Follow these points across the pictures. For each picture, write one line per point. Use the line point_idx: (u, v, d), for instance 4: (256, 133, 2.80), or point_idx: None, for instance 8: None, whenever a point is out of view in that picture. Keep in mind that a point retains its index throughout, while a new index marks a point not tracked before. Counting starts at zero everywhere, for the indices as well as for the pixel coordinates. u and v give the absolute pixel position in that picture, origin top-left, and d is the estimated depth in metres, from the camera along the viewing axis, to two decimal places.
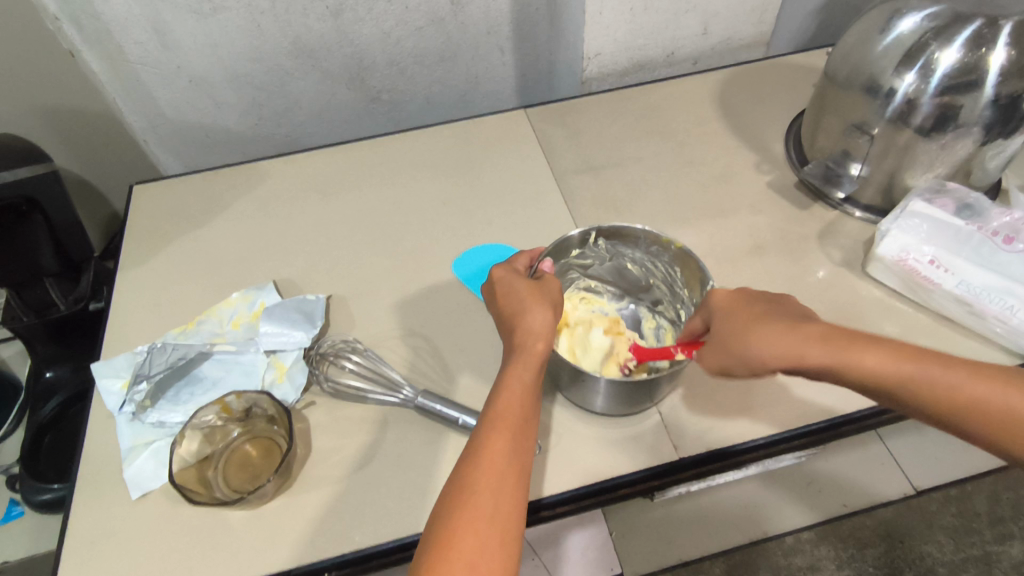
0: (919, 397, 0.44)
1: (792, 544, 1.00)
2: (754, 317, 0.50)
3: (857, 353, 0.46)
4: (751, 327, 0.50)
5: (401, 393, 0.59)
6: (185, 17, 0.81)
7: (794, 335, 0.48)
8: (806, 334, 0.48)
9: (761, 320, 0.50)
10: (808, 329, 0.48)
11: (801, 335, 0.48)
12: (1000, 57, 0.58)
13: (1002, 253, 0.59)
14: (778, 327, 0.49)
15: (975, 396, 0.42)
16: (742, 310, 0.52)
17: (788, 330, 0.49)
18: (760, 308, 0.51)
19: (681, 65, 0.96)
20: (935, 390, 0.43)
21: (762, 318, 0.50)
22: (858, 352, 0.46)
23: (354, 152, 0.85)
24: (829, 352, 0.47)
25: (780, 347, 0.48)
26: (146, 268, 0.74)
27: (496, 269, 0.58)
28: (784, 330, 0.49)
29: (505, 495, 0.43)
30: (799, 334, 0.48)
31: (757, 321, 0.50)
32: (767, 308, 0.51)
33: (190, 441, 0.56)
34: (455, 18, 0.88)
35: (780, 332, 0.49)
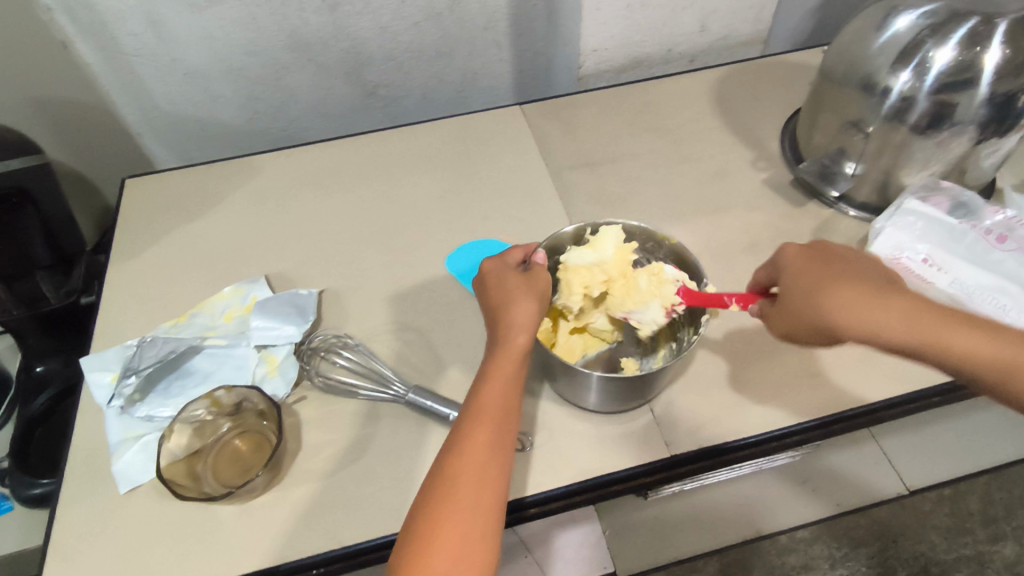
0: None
1: (786, 543, 1.03)
2: (835, 272, 0.48)
3: (960, 330, 0.44)
4: (838, 295, 0.46)
5: (393, 389, 0.59)
6: (180, 9, 0.80)
7: (894, 309, 0.45)
8: (905, 306, 0.45)
9: (846, 282, 0.47)
10: (904, 302, 0.46)
11: (901, 307, 0.45)
12: (995, 55, 0.57)
13: (996, 251, 0.61)
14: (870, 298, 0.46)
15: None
16: (827, 272, 0.48)
17: (885, 301, 0.46)
18: (845, 268, 0.48)
19: (678, 62, 0.96)
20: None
21: (848, 280, 0.47)
22: (963, 329, 0.44)
23: (350, 147, 0.85)
24: (932, 327, 0.44)
25: (873, 314, 0.45)
26: (138, 261, 0.74)
27: (486, 262, 0.57)
28: (879, 301, 0.46)
29: (485, 491, 0.43)
30: (897, 303, 0.46)
31: (849, 288, 0.47)
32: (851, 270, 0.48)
33: (179, 435, 0.56)
34: (453, 13, 0.88)
35: (875, 302, 0.46)
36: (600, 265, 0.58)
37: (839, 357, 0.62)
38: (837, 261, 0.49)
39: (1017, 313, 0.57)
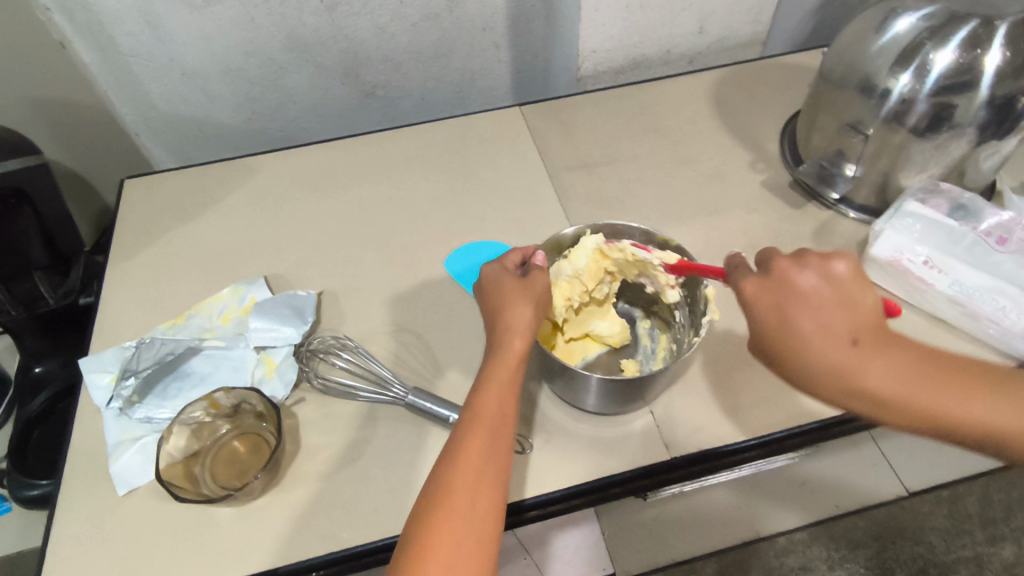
0: (1005, 449, 0.40)
1: (784, 545, 1.02)
2: (805, 326, 0.43)
3: (940, 397, 0.40)
4: (810, 362, 0.42)
5: (391, 391, 0.58)
6: (178, 9, 0.80)
7: (868, 380, 0.41)
8: (881, 375, 0.41)
9: (817, 346, 0.42)
10: (880, 368, 0.41)
11: (877, 378, 0.41)
12: (995, 57, 0.57)
13: (996, 253, 0.60)
14: (843, 366, 0.41)
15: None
16: (799, 330, 0.43)
17: (859, 372, 0.41)
18: (817, 322, 0.42)
19: (677, 63, 0.96)
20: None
21: (815, 335, 0.42)
22: (941, 396, 0.40)
23: (349, 148, 0.85)
24: (907, 398, 0.41)
25: (846, 385, 0.41)
26: (135, 263, 0.73)
27: (485, 266, 0.57)
28: (853, 371, 0.41)
29: (482, 496, 0.43)
30: (873, 372, 0.41)
31: (819, 354, 0.42)
32: (823, 325, 0.42)
33: (178, 437, 0.56)
34: (451, 14, 0.88)
35: (848, 370, 0.41)
36: (579, 279, 0.59)
37: None
38: (807, 311, 0.43)
39: (1016, 316, 0.58)
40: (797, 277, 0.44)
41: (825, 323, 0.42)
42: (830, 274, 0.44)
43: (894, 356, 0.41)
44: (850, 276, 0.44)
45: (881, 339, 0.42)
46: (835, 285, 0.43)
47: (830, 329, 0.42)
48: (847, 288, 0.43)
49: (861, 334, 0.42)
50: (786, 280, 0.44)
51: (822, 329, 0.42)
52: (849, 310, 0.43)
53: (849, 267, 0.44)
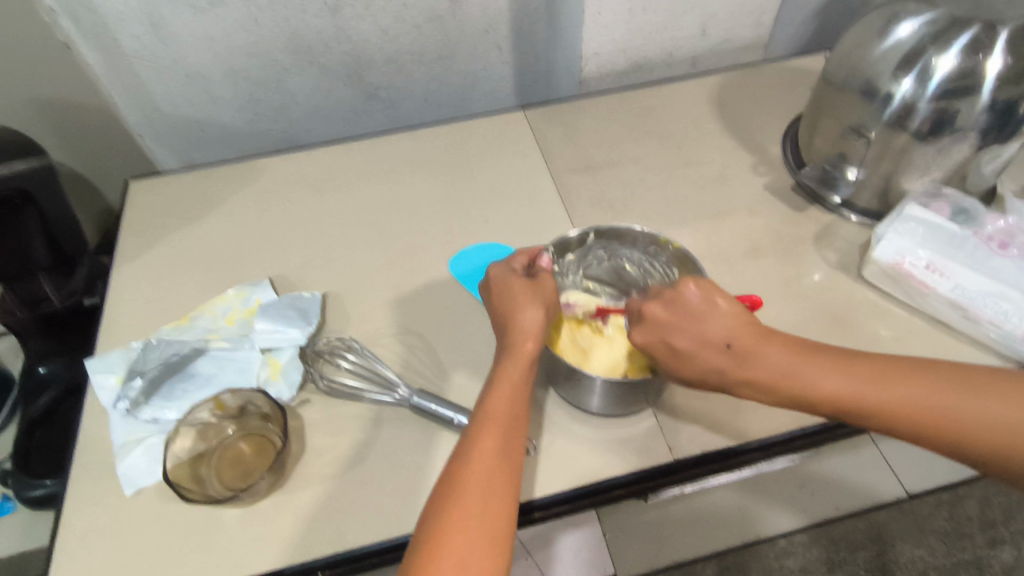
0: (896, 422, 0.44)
1: (784, 547, 1.03)
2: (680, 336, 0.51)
3: (815, 376, 0.46)
4: (697, 365, 0.50)
5: (396, 392, 0.59)
6: (182, 11, 0.80)
7: (747, 371, 0.49)
8: (761, 366, 0.48)
9: (699, 351, 0.50)
10: (757, 361, 0.48)
11: (756, 369, 0.48)
12: (997, 62, 0.58)
13: (997, 258, 0.61)
14: (724, 365, 0.49)
15: (942, 409, 0.43)
16: (682, 339, 0.51)
17: (736, 366, 0.49)
18: (694, 331, 0.50)
19: (679, 66, 0.96)
20: (909, 411, 0.44)
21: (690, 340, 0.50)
22: (814, 376, 0.46)
23: (352, 150, 0.85)
24: (785, 382, 0.47)
25: (730, 377, 0.50)
26: (141, 264, 0.74)
27: (493, 267, 0.58)
28: (732, 367, 0.49)
29: (494, 494, 0.43)
30: (748, 365, 0.49)
31: (704, 358, 0.50)
32: (701, 333, 0.50)
33: (184, 438, 0.56)
34: (454, 16, 0.88)
35: (729, 367, 0.49)
36: None
37: None
38: (686, 323, 0.51)
39: (1017, 320, 0.58)
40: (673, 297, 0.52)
41: (700, 333, 0.50)
42: (693, 293, 0.51)
43: (768, 349, 0.48)
44: (713, 290, 0.52)
45: (757, 336, 0.49)
46: (704, 299, 0.51)
47: (707, 336, 0.50)
48: (715, 300, 0.51)
49: (734, 336, 0.50)
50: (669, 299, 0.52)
51: (700, 336, 0.50)
52: (721, 318, 0.50)
53: (709, 285, 0.52)
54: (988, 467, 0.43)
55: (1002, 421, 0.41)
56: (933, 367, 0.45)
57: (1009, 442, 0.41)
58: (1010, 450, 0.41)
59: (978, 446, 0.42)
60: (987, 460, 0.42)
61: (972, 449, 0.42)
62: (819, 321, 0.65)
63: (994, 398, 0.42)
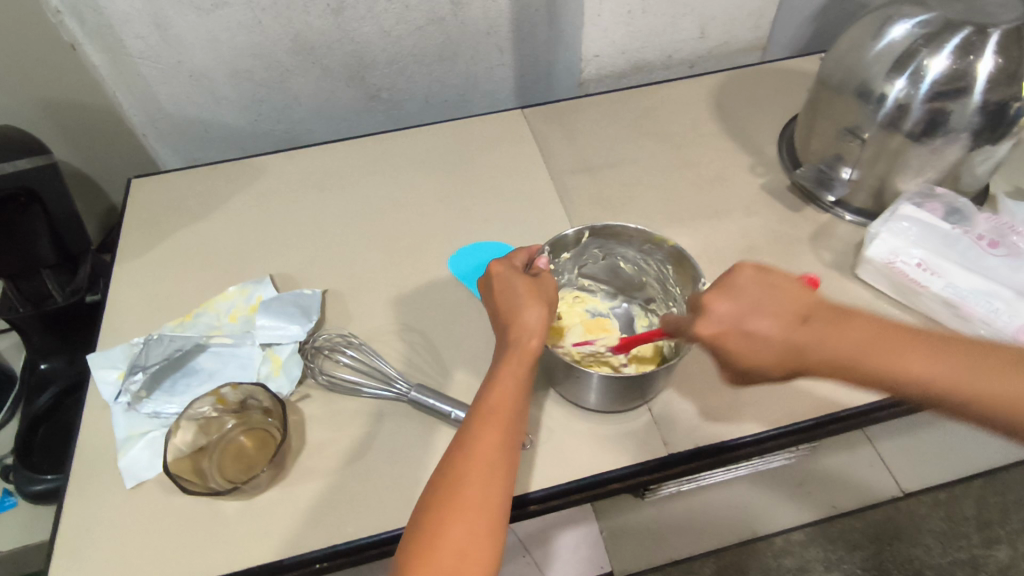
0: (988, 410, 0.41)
1: (781, 545, 1.02)
2: (750, 317, 0.47)
3: (902, 361, 0.43)
4: (767, 346, 0.46)
5: (396, 387, 0.60)
6: (186, 12, 0.81)
7: (824, 351, 0.45)
8: (840, 347, 0.45)
9: (768, 328, 0.46)
10: (833, 340, 0.45)
11: (834, 349, 0.45)
12: (988, 65, 0.59)
13: (989, 257, 0.62)
14: (798, 342, 0.46)
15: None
16: (748, 316, 0.47)
17: (812, 345, 0.45)
18: (761, 309, 0.47)
19: (677, 68, 0.99)
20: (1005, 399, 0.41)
21: (762, 322, 0.46)
22: (904, 360, 0.43)
23: (353, 149, 0.86)
24: (869, 363, 0.44)
25: (800, 356, 0.46)
26: (144, 261, 0.75)
27: (494, 264, 0.58)
28: (806, 345, 0.46)
29: (494, 488, 0.44)
30: (824, 345, 0.45)
31: (773, 336, 0.46)
32: (771, 309, 0.47)
33: (184, 432, 0.57)
34: (456, 18, 0.89)
35: (801, 345, 0.46)
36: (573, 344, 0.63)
37: None
38: (750, 300, 0.47)
39: (1009, 317, 0.58)
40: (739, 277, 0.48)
41: (771, 313, 0.46)
42: (755, 273, 0.48)
43: (847, 330, 0.45)
44: (775, 269, 0.49)
45: (831, 316, 0.46)
46: (765, 277, 0.48)
47: (778, 312, 0.46)
48: (778, 277, 0.48)
49: (810, 312, 0.46)
50: (734, 275, 0.49)
51: (773, 317, 0.46)
52: (787, 295, 0.47)
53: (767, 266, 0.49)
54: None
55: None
56: None
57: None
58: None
59: None
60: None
61: None
62: None
63: None
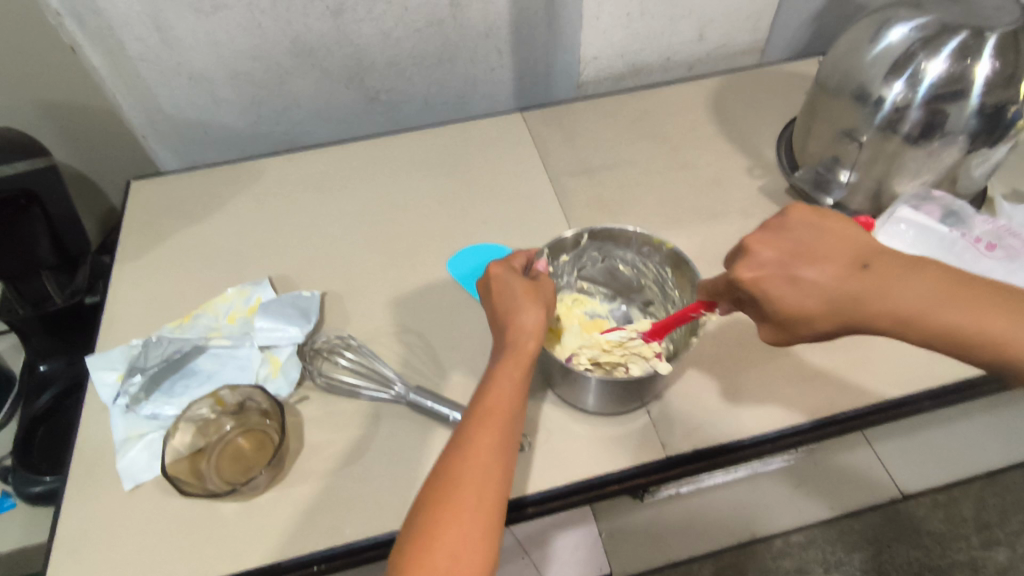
0: None
1: (780, 547, 1.04)
2: (801, 263, 0.46)
3: (962, 312, 0.43)
4: (817, 294, 0.46)
5: (393, 389, 0.60)
6: (186, 14, 0.81)
7: (877, 301, 0.45)
8: (898, 297, 0.44)
9: (822, 277, 0.45)
10: (886, 289, 0.45)
11: (891, 299, 0.44)
12: (984, 68, 0.59)
13: (985, 259, 0.63)
14: (851, 291, 0.45)
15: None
16: (804, 264, 0.46)
17: (863, 294, 0.45)
18: (817, 256, 0.46)
19: (676, 70, 0.99)
20: None
21: (813, 269, 0.46)
22: (961, 312, 0.43)
23: (352, 151, 0.86)
24: (924, 315, 0.44)
25: (854, 306, 0.45)
26: (143, 263, 0.75)
27: (492, 265, 0.58)
28: (864, 295, 0.45)
29: (490, 490, 0.44)
30: (880, 295, 0.45)
31: (830, 283, 0.45)
32: (824, 257, 0.46)
33: (183, 433, 0.57)
34: (455, 20, 0.89)
35: (856, 293, 0.45)
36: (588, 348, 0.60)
37: (830, 363, 0.63)
38: (804, 247, 0.47)
39: None
40: (793, 225, 0.48)
41: (824, 260, 0.46)
42: (809, 220, 0.48)
43: (902, 281, 0.45)
44: (832, 217, 0.48)
45: (887, 267, 0.46)
46: (820, 225, 0.47)
47: (831, 259, 0.46)
48: (834, 224, 0.48)
49: (859, 263, 0.46)
50: (786, 223, 0.48)
51: (826, 264, 0.46)
52: (842, 243, 0.47)
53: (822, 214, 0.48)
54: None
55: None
56: None
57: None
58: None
59: None
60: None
61: None
62: None
63: None
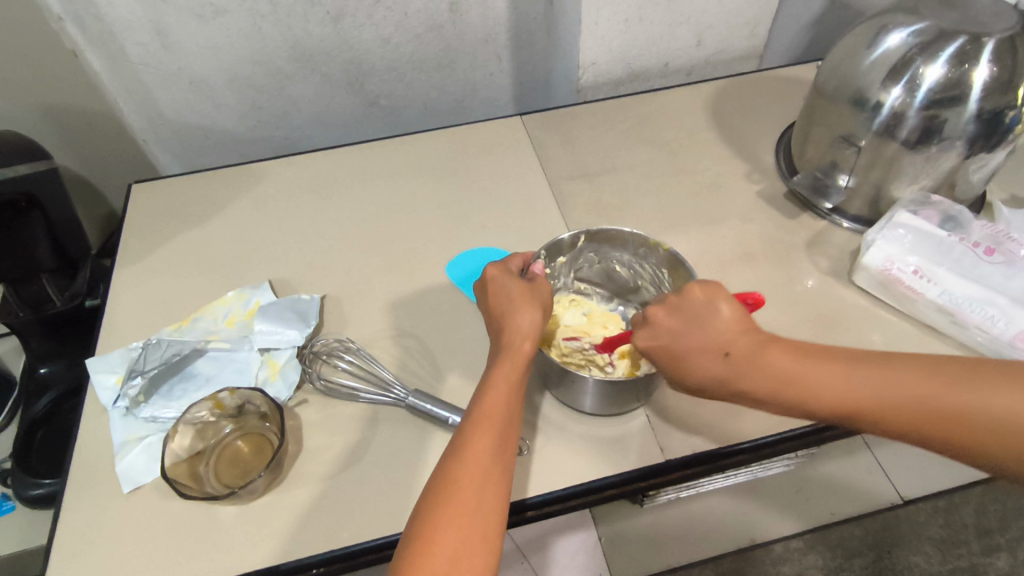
0: (911, 428, 0.43)
1: (780, 553, 1.01)
2: (681, 344, 0.50)
3: (824, 381, 0.45)
4: (697, 373, 0.49)
5: (393, 392, 0.60)
6: (187, 19, 0.82)
7: (748, 380, 0.48)
8: (764, 375, 0.47)
9: (698, 359, 0.49)
10: (754, 368, 0.48)
11: (759, 377, 0.47)
12: (982, 74, 0.59)
13: (983, 265, 0.61)
14: (723, 371, 0.48)
15: (956, 411, 0.41)
16: (686, 346, 0.50)
17: (735, 377, 0.48)
18: (697, 338, 0.49)
19: (675, 75, 0.98)
20: (924, 414, 0.42)
21: (690, 349, 0.49)
22: (823, 384, 0.45)
23: (351, 155, 0.86)
24: (791, 391, 0.46)
25: (730, 387, 0.49)
26: (143, 266, 0.75)
27: (490, 268, 0.58)
28: (737, 376, 0.48)
29: (488, 493, 0.44)
30: (749, 375, 0.48)
31: (703, 364, 0.49)
32: (700, 337, 0.49)
33: (182, 436, 0.57)
34: (454, 25, 0.90)
35: (729, 376, 0.48)
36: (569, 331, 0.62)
37: None
38: (690, 327, 0.50)
39: (1004, 325, 0.58)
40: (677, 304, 0.51)
41: (701, 340, 0.49)
42: (695, 298, 0.51)
43: (769, 357, 0.48)
44: (721, 296, 0.50)
45: (758, 345, 0.48)
46: (709, 303, 0.50)
47: (706, 340, 0.49)
48: (720, 304, 0.50)
49: (731, 344, 0.48)
50: (678, 302, 0.51)
51: (701, 344, 0.49)
52: (723, 323, 0.49)
53: (713, 289, 0.51)
54: (1008, 473, 0.41)
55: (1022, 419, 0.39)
56: (968, 367, 0.42)
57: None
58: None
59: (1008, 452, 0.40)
60: (999, 466, 0.41)
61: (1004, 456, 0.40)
62: (809, 326, 0.66)
63: None
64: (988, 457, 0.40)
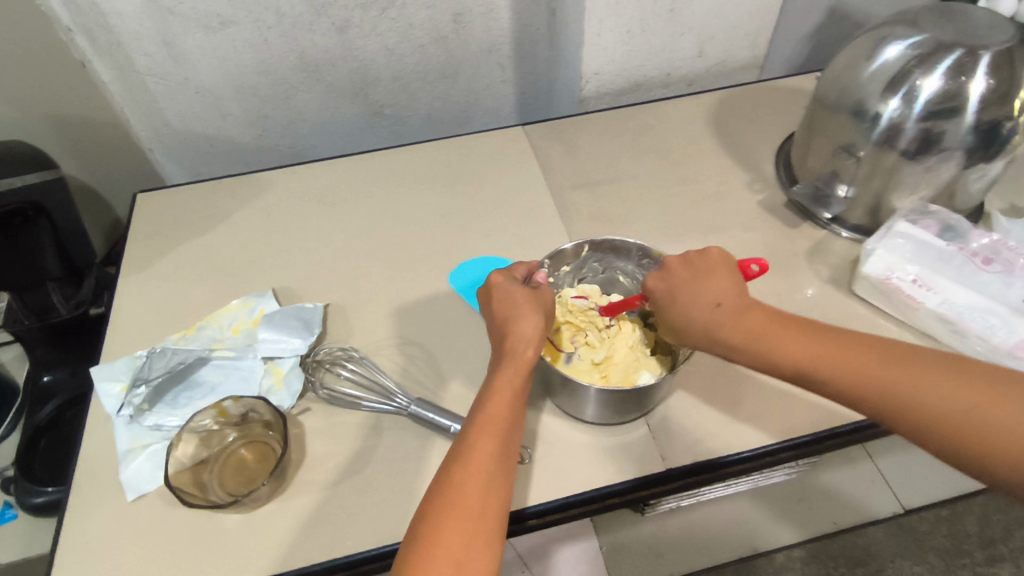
0: (855, 395, 0.47)
1: (782, 562, 1.03)
2: (679, 293, 0.55)
3: (792, 343, 0.50)
4: (687, 321, 0.54)
5: (395, 401, 0.60)
6: (194, 30, 0.83)
7: (729, 329, 0.52)
8: (743, 325, 0.52)
9: (691, 305, 0.54)
10: (739, 320, 0.52)
11: (739, 327, 0.52)
12: (979, 86, 0.60)
13: (983, 273, 0.62)
14: (710, 320, 0.53)
15: (892, 388, 0.45)
16: (683, 298, 0.54)
17: (719, 325, 0.53)
18: (696, 292, 0.54)
19: (676, 86, 0.99)
20: (869, 382, 0.46)
21: (685, 298, 0.54)
22: (791, 344, 0.50)
23: (355, 164, 0.87)
24: (763, 344, 0.51)
25: (712, 336, 0.53)
26: (148, 274, 0.75)
27: (494, 275, 0.59)
28: (723, 323, 0.53)
29: (491, 499, 0.44)
30: (733, 327, 0.52)
31: (694, 311, 0.54)
32: (698, 290, 0.54)
33: (186, 445, 0.57)
34: (458, 36, 0.91)
35: (715, 326, 0.53)
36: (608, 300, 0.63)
37: None
38: (693, 284, 0.55)
39: (1004, 334, 0.58)
40: (690, 261, 0.56)
41: (699, 292, 0.54)
42: (709, 259, 0.56)
43: (753, 316, 0.53)
44: (726, 262, 0.56)
45: (748, 305, 0.53)
46: (717, 269, 0.55)
47: (704, 293, 0.54)
48: (727, 272, 0.55)
49: (726, 300, 0.53)
50: (692, 259, 0.57)
51: (697, 295, 0.54)
52: (721, 282, 0.54)
53: (729, 260, 0.56)
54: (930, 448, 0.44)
55: (946, 402, 0.43)
56: (919, 354, 0.46)
57: (953, 423, 0.42)
58: (944, 426, 0.43)
59: (937, 430, 0.43)
60: (930, 443, 0.44)
61: (934, 433, 0.43)
62: None
63: (966, 389, 0.43)
64: (917, 431, 0.44)
